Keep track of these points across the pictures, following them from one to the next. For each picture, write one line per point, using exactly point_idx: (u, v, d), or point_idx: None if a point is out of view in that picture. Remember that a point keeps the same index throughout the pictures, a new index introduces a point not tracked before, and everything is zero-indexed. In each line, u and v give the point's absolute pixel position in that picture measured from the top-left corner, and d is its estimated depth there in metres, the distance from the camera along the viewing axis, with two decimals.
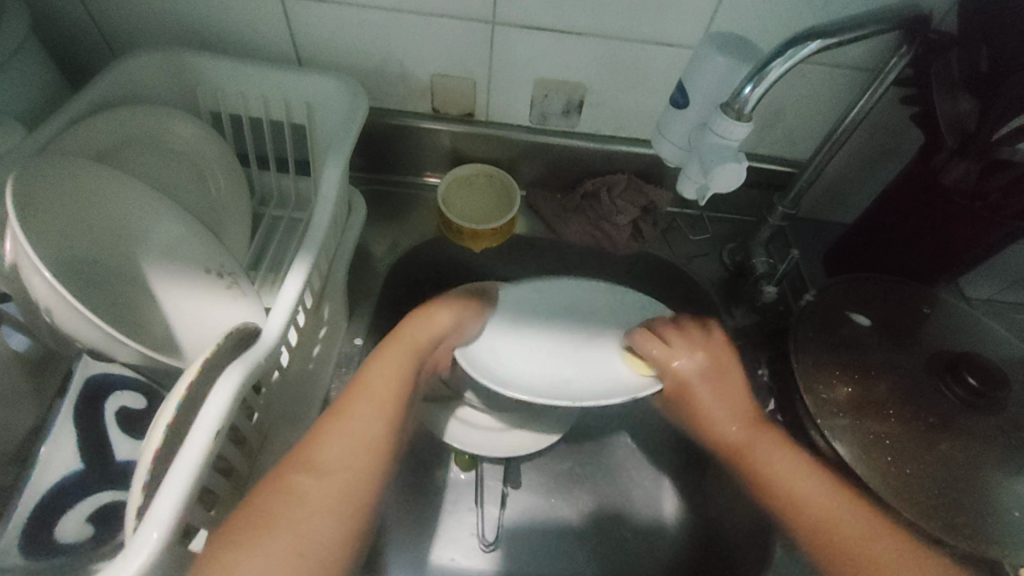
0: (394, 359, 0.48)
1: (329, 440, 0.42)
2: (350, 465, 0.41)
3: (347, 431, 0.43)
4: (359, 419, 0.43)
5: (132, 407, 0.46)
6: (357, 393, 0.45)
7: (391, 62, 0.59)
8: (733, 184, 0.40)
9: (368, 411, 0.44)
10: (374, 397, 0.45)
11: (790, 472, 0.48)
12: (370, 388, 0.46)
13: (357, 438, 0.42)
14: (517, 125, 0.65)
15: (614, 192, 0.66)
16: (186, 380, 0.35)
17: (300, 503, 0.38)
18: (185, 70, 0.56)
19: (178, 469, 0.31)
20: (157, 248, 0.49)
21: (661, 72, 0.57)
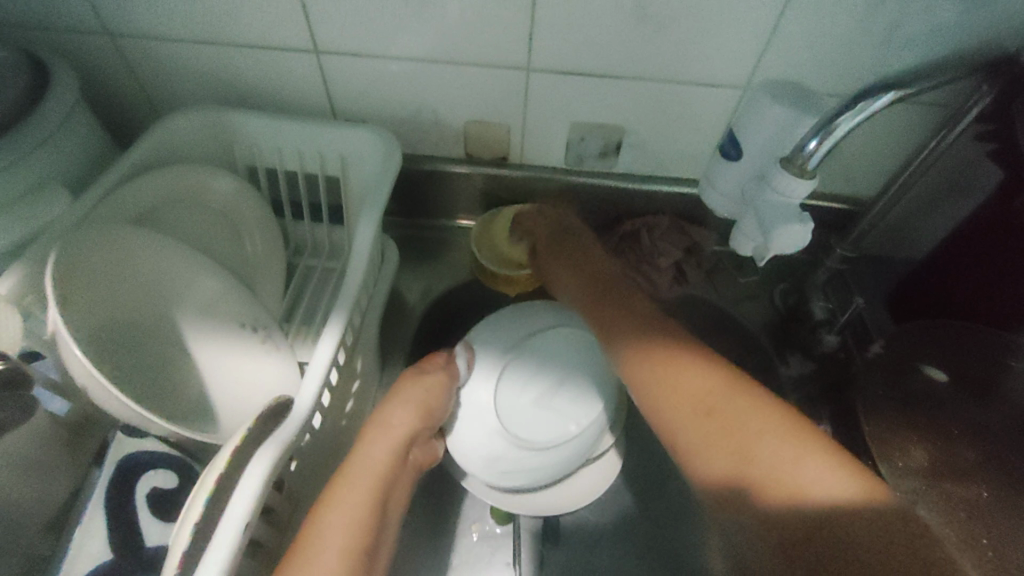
0: (357, 487, 0.43)
1: None
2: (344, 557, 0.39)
3: (338, 522, 0.41)
4: (333, 556, 0.39)
5: (163, 486, 0.48)
6: (322, 535, 0.40)
7: (424, 110, 0.58)
8: (800, 244, 0.36)
9: (355, 502, 0.42)
10: (342, 517, 0.41)
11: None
12: (351, 477, 0.44)
13: (349, 526, 0.41)
14: (551, 168, 0.63)
15: (654, 234, 0.63)
16: (217, 465, 0.33)
17: None
18: (223, 126, 0.56)
19: (205, 569, 0.29)
20: (194, 307, 0.49)
21: (705, 111, 0.54)
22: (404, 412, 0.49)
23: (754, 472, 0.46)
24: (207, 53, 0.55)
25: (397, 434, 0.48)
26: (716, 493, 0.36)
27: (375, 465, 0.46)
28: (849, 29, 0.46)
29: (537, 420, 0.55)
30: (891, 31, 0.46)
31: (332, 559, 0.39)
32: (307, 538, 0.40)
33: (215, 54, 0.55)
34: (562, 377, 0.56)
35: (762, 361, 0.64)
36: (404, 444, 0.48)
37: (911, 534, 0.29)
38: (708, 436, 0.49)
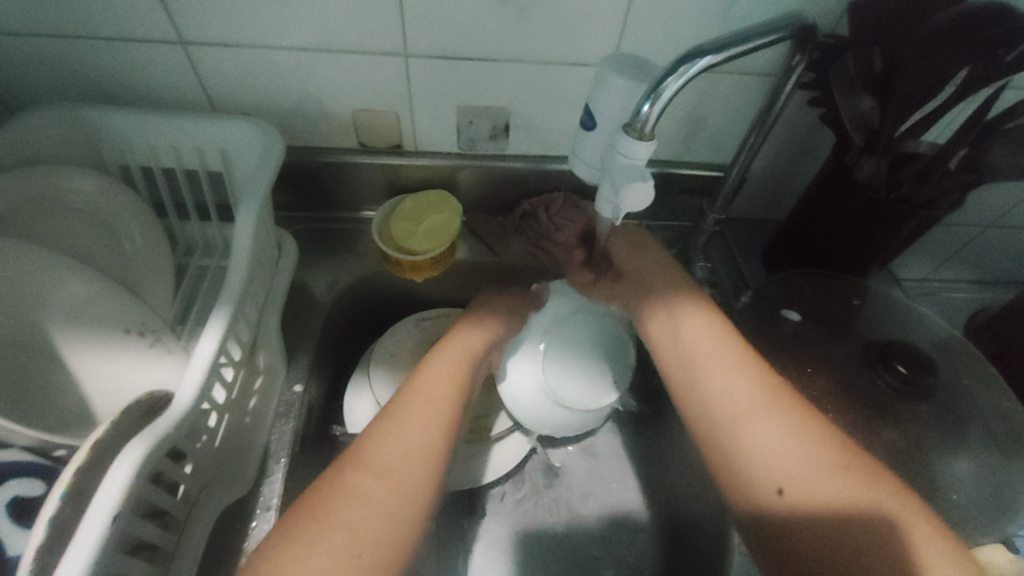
0: (452, 358, 0.51)
1: (393, 434, 0.43)
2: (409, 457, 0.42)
3: (417, 427, 0.44)
4: (423, 411, 0.45)
5: (28, 494, 0.41)
6: (416, 393, 0.46)
7: (309, 101, 0.58)
8: (644, 203, 0.40)
9: (444, 378, 0.48)
10: (438, 383, 0.48)
11: (715, 366, 0.47)
12: (430, 383, 0.47)
13: (425, 432, 0.43)
14: (446, 153, 0.65)
15: (552, 211, 0.65)
16: (71, 468, 0.32)
17: (362, 500, 0.39)
18: (88, 125, 0.54)
19: (67, 564, 0.29)
20: (66, 313, 0.46)
21: (580, 91, 0.58)
22: (489, 316, 0.57)
23: (737, 411, 0.45)
24: (64, 49, 0.52)
25: (487, 330, 0.56)
26: (770, 517, 0.40)
27: (467, 346, 0.53)
28: (691, 9, 0.51)
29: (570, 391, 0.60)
30: (726, 10, 0.52)
31: (399, 453, 0.42)
32: (405, 393, 0.46)
33: (75, 51, 0.52)
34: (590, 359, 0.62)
35: None
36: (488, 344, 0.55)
37: (868, 531, 0.37)
38: (684, 393, 0.49)
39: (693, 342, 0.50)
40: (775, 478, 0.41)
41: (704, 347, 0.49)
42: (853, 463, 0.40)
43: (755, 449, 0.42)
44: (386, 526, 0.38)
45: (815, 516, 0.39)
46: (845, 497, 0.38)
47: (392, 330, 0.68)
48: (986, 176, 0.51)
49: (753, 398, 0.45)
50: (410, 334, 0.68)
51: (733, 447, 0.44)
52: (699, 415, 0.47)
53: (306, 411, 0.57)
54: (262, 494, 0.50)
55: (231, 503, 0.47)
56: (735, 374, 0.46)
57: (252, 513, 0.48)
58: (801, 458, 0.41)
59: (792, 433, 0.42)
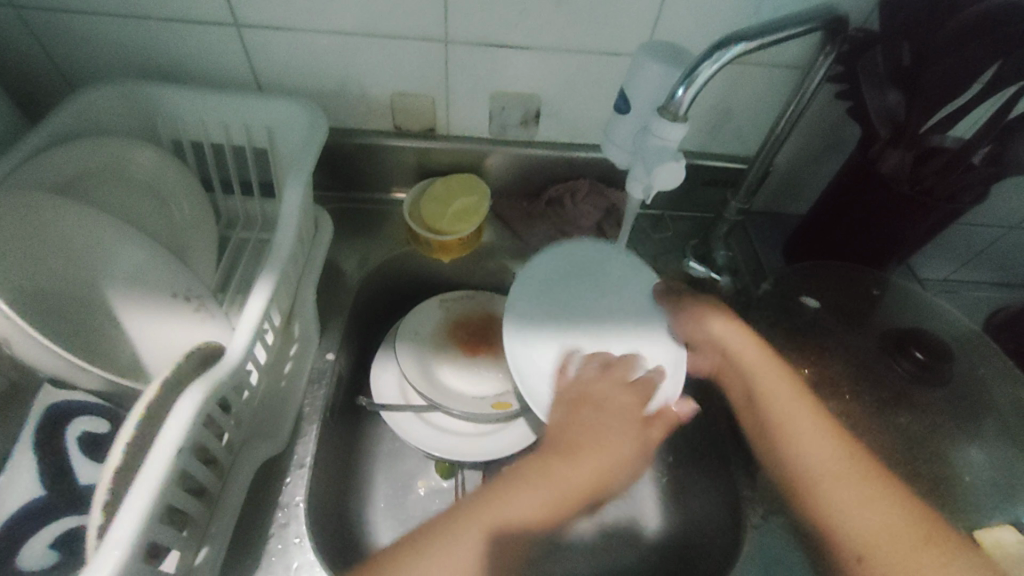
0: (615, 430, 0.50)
1: (516, 504, 0.45)
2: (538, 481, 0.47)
3: (523, 506, 0.45)
4: (558, 487, 0.47)
5: (96, 431, 0.47)
6: (567, 464, 0.48)
7: (349, 83, 0.61)
8: (676, 181, 0.42)
9: (609, 440, 0.49)
10: (598, 460, 0.48)
11: (806, 434, 0.49)
12: (593, 461, 0.48)
13: (553, 486, 0.47)
14: (477, 138, 0.67)
15: (577, 198, 0.68)
16: (139, 404, 0.34)
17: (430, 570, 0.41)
18: (144, 100, 0.57)
19: (138, 488, 0.31)
20: (122, 273, 0.49)
21: (611, 80, 0.60)
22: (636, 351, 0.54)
23: (827, 480, 0.46)
24: (125, 27, 0.55)
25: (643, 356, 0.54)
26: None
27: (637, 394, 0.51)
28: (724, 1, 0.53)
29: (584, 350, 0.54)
30: (758, 4, 0.53)
31: (517, 523, 0.45)
32: (554, 457, 0.48)
33: (135, 30, 0.56)
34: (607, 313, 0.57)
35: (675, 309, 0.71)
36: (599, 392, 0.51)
37: None
38: (771, 426, 0.50)
39: (771, 403, 0.51)
40: (834, 541, 0.44)
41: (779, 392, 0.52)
42: (929, 542, 0.42)
43: (856, 514, 0.44)
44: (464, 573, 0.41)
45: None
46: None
47: (417, 309, 0.70)
48: (1008, 169, 0.52)
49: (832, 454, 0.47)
50: (434, 313, 0.70)
51: (822, 511, 0.45)
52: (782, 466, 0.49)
53: (336, 379, 0.59)
54: (296, 452, 0.52)
55: (267, 459, 0.50)
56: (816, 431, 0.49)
57: (287, 471, 0.50)
58: (901, 520, 0.43)
59: (872, 509, 0.44)
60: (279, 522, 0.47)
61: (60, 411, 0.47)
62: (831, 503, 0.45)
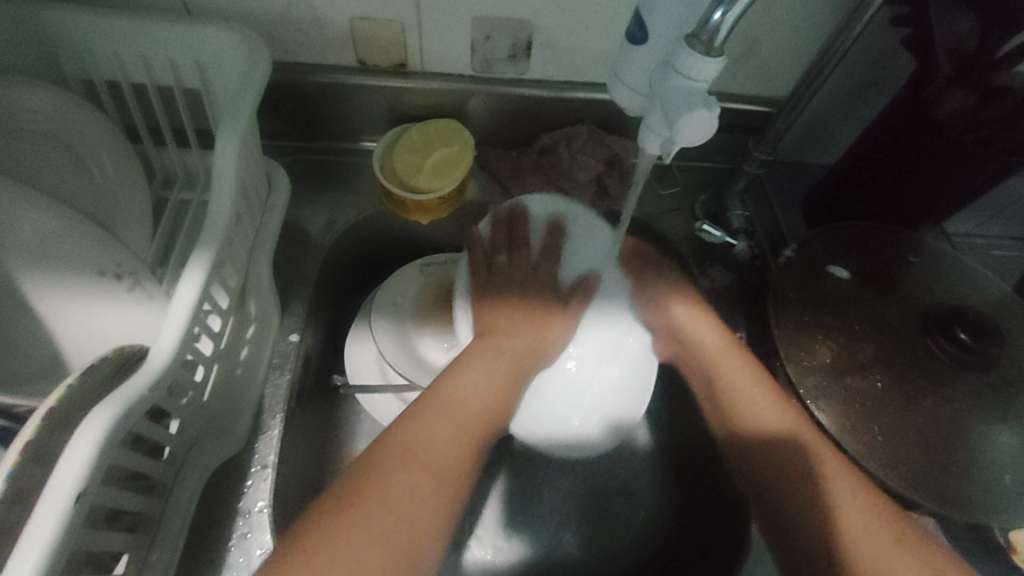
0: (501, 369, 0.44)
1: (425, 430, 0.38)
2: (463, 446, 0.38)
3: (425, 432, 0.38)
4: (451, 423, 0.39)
5: None
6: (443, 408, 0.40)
7: (298, 5, 0.49)
8: (704, 135, 0.33)
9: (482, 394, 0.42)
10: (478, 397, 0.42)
11: (744, 387, 0.47)
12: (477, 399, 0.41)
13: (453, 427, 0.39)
14: (457, 75, 0.56)
15: (574, 146, 0.60)
16: (22, 439, 0.27)
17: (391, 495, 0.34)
18: (36, 27, 0.45)
19: (22, 552, 0.25)
20: (22, 252, 0.40)
21: (618, 2, 0.49)
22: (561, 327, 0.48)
23: (786, 449, 0.43)
24: None
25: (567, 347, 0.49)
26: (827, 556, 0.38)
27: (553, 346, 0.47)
28: None
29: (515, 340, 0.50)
30: None
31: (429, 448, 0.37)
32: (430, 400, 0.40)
33: None
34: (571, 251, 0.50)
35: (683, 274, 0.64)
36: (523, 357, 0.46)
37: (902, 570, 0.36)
38: (716, 399, 0.49)
39: (714, 366, 0.50)
40: (816, 515, 0.40)
41: (740, 372, 0.48)
42: (892, 509, 0.39)
43: (800, 474, 0.42)
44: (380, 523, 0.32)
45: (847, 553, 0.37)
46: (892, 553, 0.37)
47: (394, 277, 0.62)
48: None
49: (784, 421, 0.44)
50: (414, 281, 0.62)
51: (785, 475, 0.42)
52: (728, 433, 0.47)
53: (303, 362, 0.52)
54: (257, 451, 0.46)
55: (224, 460, 0.44)
56: (771, 404, 0.45)
57: (248, 472, 0.45)
58: (840, 484, 0.40)
59: (830, 466, 0.41)
60: (240, 533, 0.43)
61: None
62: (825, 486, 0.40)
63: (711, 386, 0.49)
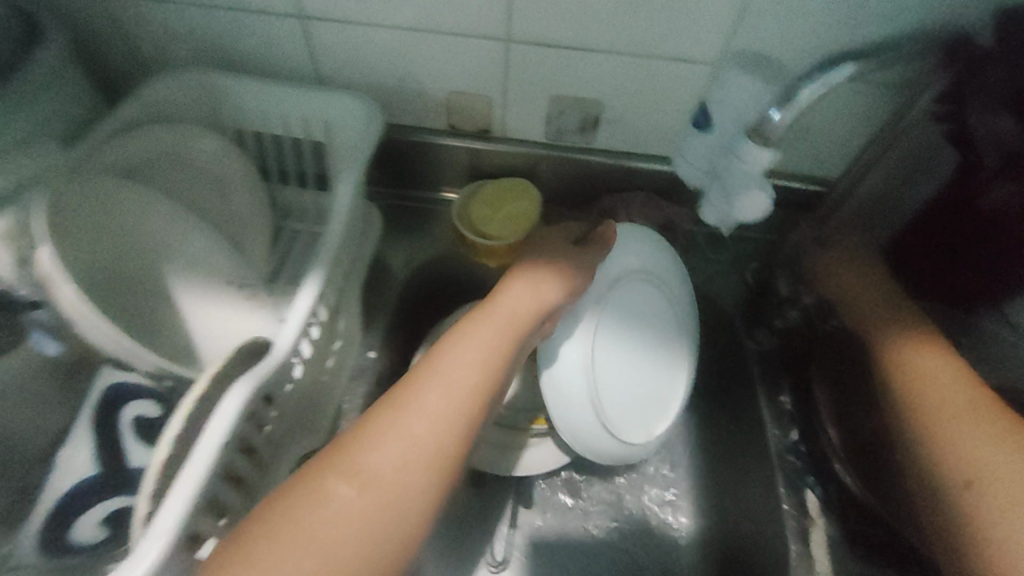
0: (480, 339, 0.44)
1: (391, 435, 0.38)
2: (428, 466, 0.37)
3: (421, 416, 0.39)
4: (434, 414, 0.39)
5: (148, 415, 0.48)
6: (428, 387, 0.40)
7: (409, 80, 0.60)
8: (760, 209, 0.44)
9: (465, 377, 0.42)
10: (450, 373, 0.42)
11: (947, 380, 0.51)
12: (462, 364, 0.42)
13: (449, 419, 0.39)
14: (532, 142, 0.65)
15: (630, 209, 0.67)
16: (191, 396, 0.36)
17: (338, 509, 0.35)
18: (211, 89, 0.58)
19: (180, 486, 0.33)
20: (180, 261, 0.51)
21: (678, 89, 0.57)
22: (523, 286, 0.48)
23: (946, 425, 0.49)
24: (194, 17, 0.56)
25: (514, 311, 0.47)
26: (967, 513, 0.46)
27: (506, 321, 0.46)
28: (812, 10, 0.49)
29: (624, 369, 0.56)
30: (857, 12, 0.48)
31: (399, 460, 0.37)
32: (421, 378, 0.41)
33: (203, 20, 0.56)
34: (639, 308, 0.58)
35: (732, 337, 0.67)
36: (522, 320, 0.46)
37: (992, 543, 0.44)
38: (905, 373, 0.53)
39: (917, 360, 0.53)
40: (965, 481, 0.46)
41: (947, 381, 0.51)
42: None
43: (955, 446, 0.48)
44: (408, 523, 0.36)
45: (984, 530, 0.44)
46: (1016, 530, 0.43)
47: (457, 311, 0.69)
48: None
49: (961, 404, 0.49)
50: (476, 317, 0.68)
51: (939, 433, 0.49)
52: (903, 405, 0.52)
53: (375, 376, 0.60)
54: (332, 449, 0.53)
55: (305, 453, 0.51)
56: (974, 400, 0.49)
57: None
58: (1012, 474, 0.45)
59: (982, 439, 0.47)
60: None
61: (114, 391, 0.47)
62: (963, 450, 0.47)
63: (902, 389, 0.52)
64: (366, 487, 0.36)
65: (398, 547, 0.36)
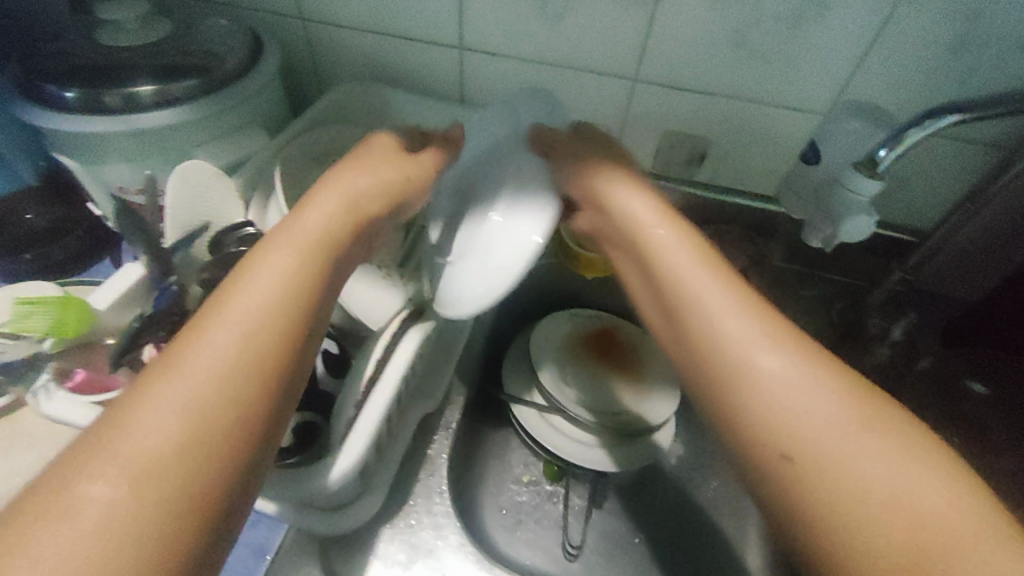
0: (283, 253, 0.34)
1: (155, 399, 0.26)
2: (233, 408, 0.27)
3: (201, 356, 0.28)
4: (222, 355, 0.28)
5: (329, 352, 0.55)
6: (218, 321, 0.30)
7: (539, 107, 0.69)
8: (861, 234, 0.46)
9: (257, 300, 0.31)
10: (257, 295, 0.31)
11: (823, 386, 0.32)
12: (253, 287, 0.32)
13: (226, 366, 0.28)
14: (639, 171, 0.72)
15: (726, 240, 0.71)
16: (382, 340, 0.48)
17: (79, 510, 0.23)
18: (375, 100, 0.69)
19: (372, 404, 0.43)
20: None
21: (783, 132, 0.63)
22: (370, 179, 0.44)
23: (849, 464, 0.29)
24: (371, 41, 0.67)
25: (327, 203, 0.40)
26: None
27: (320, 224, 0.38)
28: (923, 72, 0.54)
29: (482, 240, 0.45)
30: (967, 77, 0.53)
31: (171, 425, 0.26)
32: (206, 316, 0.30)
33: (379, 44, 0.67)
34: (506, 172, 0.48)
35: None
36: (340, 231, 0.39)
37: None
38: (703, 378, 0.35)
39: (785, 346, 0.34)
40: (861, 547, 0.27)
41: (812, 409, 0.31)
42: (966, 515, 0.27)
43: (882, 492, 0.28)
44: (176, 488, 0.25)
45: (804, 477, 0.29)
46: (886, 467, 0.28)
47: (551, 319, 0.74)
48: None
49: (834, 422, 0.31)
50: (563, 325, 0.74)
51: (839, 498, 0.28)
52: (775, 442, 0.31)
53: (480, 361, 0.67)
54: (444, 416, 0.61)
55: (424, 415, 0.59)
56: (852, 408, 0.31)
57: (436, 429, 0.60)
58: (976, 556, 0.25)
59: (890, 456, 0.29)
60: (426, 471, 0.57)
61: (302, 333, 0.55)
62: (893, 487, 0.28)
63: (647, 281, 0.42)
64: (121, 467, 0.24)
65: (192, 504, 0.25)
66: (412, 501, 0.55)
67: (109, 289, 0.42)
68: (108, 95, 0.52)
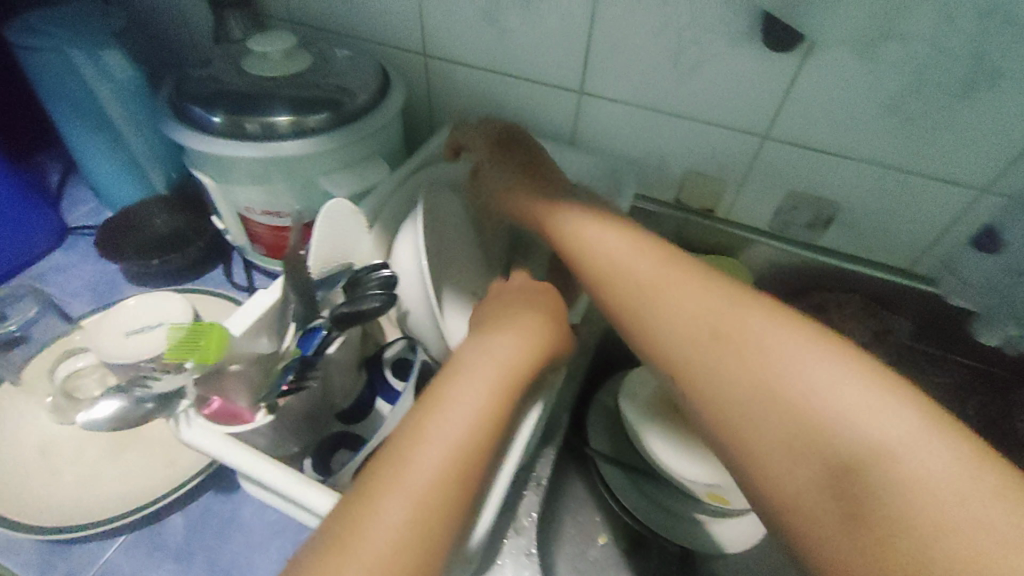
0: (479, 378, 0.39)
1: (394, 507, 0.31)
2: (444, 512, 0.32)
3: (420, 468, 0.33)
4: (443, 469, 0.33)
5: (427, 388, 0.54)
6: (433, 436, 0.35)
7: (653, 155, 0.67)
8: None
9: (462, 420, 0.36)
10: (464, 417, 0.36)
11: (804, 361, 0.34)
12: (456, 404, 0.37)
13: (443, 477, 0.33)
14: (752, 228, 0.68)
15: (844, 310, 0.65)
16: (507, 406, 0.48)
17: None
18: None
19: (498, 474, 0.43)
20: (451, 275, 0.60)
21: (929, 204, 0.58)
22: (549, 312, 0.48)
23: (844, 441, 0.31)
24: (490, 80, 0.68)
25: (520, 329, 0.45)
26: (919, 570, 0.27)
27: (507, 356, 0.42)
28: None
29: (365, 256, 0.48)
30: None
31: (400, 529, 0.31)
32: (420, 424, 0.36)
33: (498, 85, 0.68)
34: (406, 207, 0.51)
35: None
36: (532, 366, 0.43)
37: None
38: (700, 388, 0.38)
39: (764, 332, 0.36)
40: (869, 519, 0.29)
41: (813, 391, 0.33)
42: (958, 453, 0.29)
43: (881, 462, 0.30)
44: None
45: (843, 491, 0.30)
46: (893, 436, 0.30)
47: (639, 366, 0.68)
48: None
49: (827, 397, 0.32)
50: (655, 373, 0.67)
51: (839, 479, 0.30)
52: (787, 442, 0.33)
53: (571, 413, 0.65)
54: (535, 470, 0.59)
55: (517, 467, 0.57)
56: (838, 376, 0.33)
57: (527, 483, 0.58)
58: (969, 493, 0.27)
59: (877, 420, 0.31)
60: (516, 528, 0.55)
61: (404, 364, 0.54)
62: (884, 452, 0.30)
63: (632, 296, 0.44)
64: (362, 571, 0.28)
65: None
66: (501, 559, 0.53)
67: (243, 314, 0.42)
68: (250, 124, 0.54)
